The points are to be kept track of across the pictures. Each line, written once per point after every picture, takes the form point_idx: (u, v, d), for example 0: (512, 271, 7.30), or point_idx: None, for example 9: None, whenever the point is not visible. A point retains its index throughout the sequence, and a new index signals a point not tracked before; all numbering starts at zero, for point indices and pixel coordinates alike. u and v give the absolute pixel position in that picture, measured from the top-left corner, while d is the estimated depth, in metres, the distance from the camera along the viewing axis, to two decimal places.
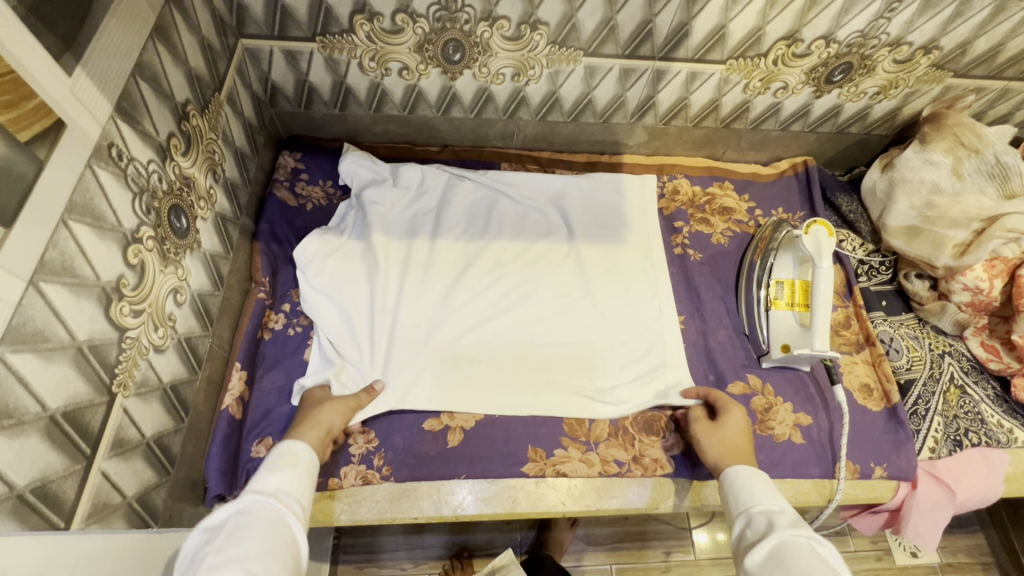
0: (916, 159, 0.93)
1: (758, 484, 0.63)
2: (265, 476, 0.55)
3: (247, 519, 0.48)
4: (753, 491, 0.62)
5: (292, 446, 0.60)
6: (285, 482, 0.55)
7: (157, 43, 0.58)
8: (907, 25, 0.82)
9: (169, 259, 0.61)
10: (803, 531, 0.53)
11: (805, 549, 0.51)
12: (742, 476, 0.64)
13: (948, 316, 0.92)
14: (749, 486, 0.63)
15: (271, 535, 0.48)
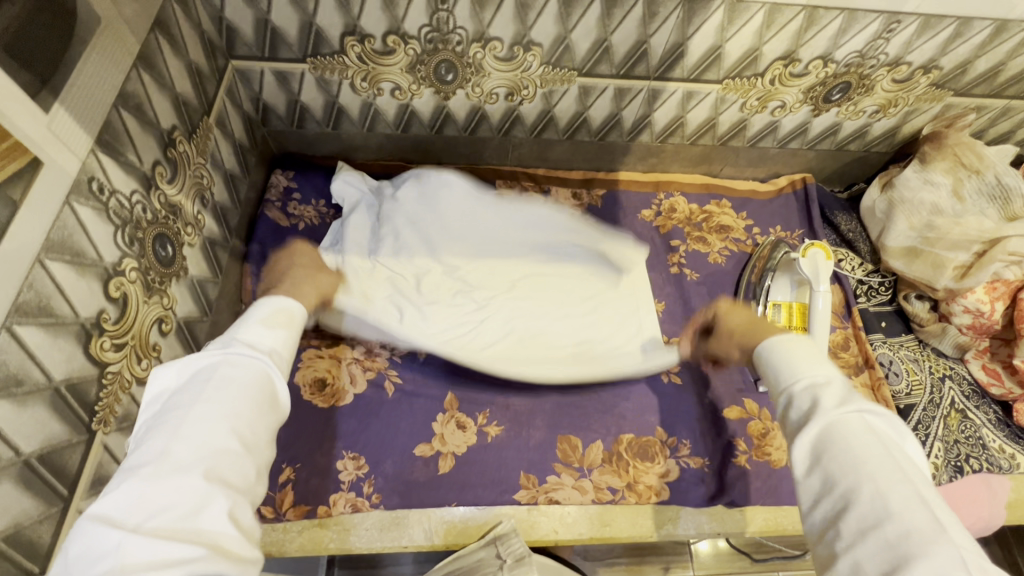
0: (915, 179, 0.91)
1: (796, 353, 0.55)
2: (235, 333, 0.50)
3: (204, 382, 0.45)
4: (791, 363, 0.54)
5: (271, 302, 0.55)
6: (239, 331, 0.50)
7: (142, 71, 0.57)
8: (906, 46, 0.80)
9: (154, 288, 0.60)
10: (848, 409, 0.48)
11: (851, 433, 0.47)
12: (779, 348, 0.56)
13: (949, 338, 0.91)
14: (783, 357, 0.55)
15: (239, 393, 0.45)
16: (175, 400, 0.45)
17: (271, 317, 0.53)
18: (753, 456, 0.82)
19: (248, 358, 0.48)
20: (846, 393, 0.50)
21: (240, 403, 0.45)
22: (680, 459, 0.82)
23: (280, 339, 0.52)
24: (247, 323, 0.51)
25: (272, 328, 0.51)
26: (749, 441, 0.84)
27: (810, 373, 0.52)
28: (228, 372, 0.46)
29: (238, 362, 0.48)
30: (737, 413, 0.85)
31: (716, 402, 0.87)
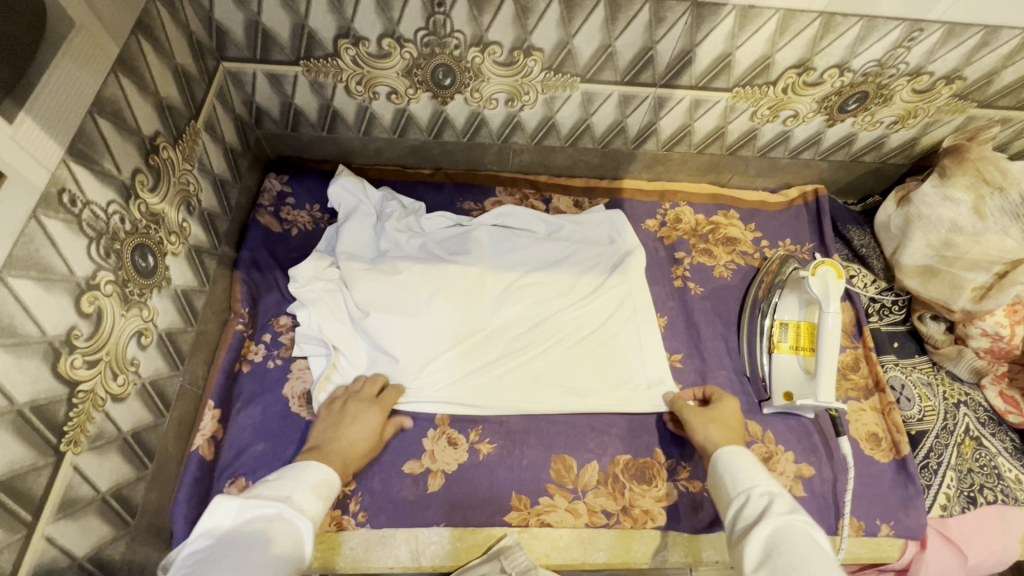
0: (934, 195, 0.86)
1: (750, 466, 0.62)
2: (299, 489, 0.56)
3: (261, 532, 0.50)
4: (749, 473, 0.60)
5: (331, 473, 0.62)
6: (294, 488, 0.56)
7: (121, 76, 0.55)
8: (928, 55, 0.76)
9: (132, 301, 0.58)
10: (801, 517, 0.52)
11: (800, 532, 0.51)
12: (735, 459, 0.63)
13: (965, 362, 0.86)
14: (737, 472, 0.61)
15: (289, 549, 0.50)
16: (230, 542, 0.49)
17: (318, 486, 0.59)
18: None
19: (297, 520, 0.53)
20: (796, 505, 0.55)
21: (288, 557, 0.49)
22: (677, 483, 0.79)
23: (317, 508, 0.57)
24: (303, 487, 0.57)
25: (318, 498, 0.58)
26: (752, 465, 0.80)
27: (763, 484, 0.58)
28: (281, 530, 0.51)
29: (288, 520, 0.52)
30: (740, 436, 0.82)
31: None
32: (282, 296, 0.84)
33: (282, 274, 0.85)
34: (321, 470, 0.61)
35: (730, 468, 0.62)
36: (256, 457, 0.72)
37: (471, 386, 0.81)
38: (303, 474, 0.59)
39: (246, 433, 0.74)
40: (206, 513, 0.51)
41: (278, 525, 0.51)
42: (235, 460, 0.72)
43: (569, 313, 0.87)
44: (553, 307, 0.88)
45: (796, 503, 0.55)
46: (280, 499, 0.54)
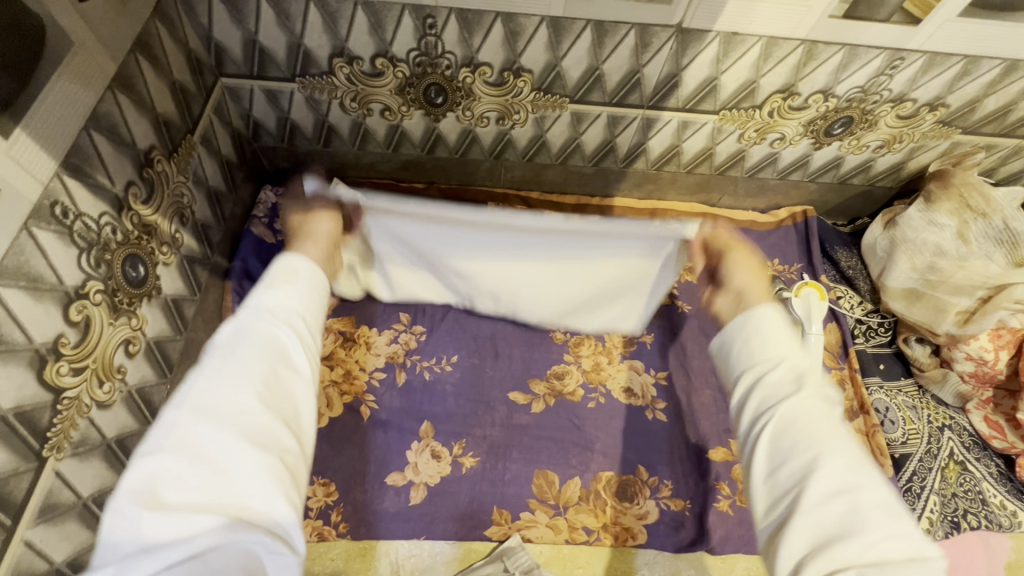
0: (919, 219, 0.87)
1: (767, 329, 0.54)
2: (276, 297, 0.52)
3: (217, 351, 0.46)
4: (766, 338, 0.53)
5: (290, 258, 0.55)
6: (250, 295, 0.50)
7: (118, 93, 0.57)
8: (910, 83, 0.78)
9: (121, 310, 0.60)
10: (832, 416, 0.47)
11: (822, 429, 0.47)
12: (745, 329, 0.55)
13: (951, 386, 0.87)
14: (772, 330, 0.54)
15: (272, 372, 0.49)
16: None
17: (283, 274, 0.52)
18: (737, 502, 0.79)
19: (256, 322, 0.48)
20: (828, 396, 0.50)
21: (257, 354, 0.45)
22: (659, 500, 0.79)
23: (289, 293, 0.51)
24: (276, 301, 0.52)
25: (279, 286, 0.51)
26: (734, 485, 0.81)
27: (789, 352, 0.52)
28: (239, 342, 0.46)
29: (255, 322, 0.48)
30: (723, 455, 0.83)
31: (702, 442, 0.84)
32: None
33: None
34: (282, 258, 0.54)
35: (755, 327, 0.55)
36: None
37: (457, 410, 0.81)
38: (266, 271, 0.53)
39: None
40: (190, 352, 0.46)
41: (234, 337, 0.47)
42: None
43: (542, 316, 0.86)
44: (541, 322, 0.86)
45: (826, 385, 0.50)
46: (244, 309, 0.49)
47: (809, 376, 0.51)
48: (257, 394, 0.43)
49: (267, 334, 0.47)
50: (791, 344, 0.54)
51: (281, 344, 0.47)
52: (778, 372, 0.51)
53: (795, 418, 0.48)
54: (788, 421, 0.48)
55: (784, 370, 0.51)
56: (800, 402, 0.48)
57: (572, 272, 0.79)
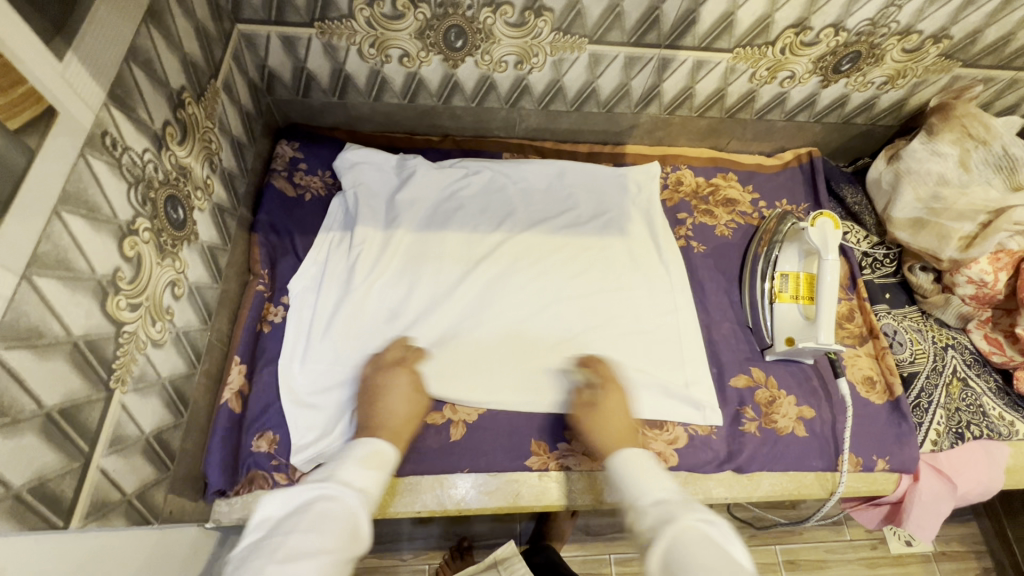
0: (922, 151, 0.91)
1: (635, 467, 0.68)
2: (355, 468, 0.64)
3: (303, 513, 0.57)
4: (637, 477, 0.68)
5: (381, 443, 0.69)
6: (347, 449, 0.67)
7: (151, 27, 0.56)
8: (918, 14, 0.80)
9: (167, 251, 0.60)
10: (693, 518, 0.59)
11: (704, 538, 0.57)
12: (615, 472, 0.69)
13: (952, 308, 0.92)
14: (635, 476, 0.67)
15: (336, 523, 0.57)
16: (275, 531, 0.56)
17: (369, 457, 0.66)
18: (760, 424, 0.83)
19: (340, 493, 0.60)
20: (685, 506, 0.62)
21: (333, 534, 0.56)
22: (689, 426, 0.83)
23: (371, 478, 0.65)
24: (348, 460, 0.65)
25: (367, 467, 0.65)
26: (757, 409, 0.85)
27: (653, 487, 0.65)
28: (320, 508, 0.58)
29: (339, 494, 0.60)
30: (744, 381, 0.87)
31: (723, 371, 0.88)
32: (298, 259, 0.88)
33: (299, 238, 0.88)
34: (369, 443, 0.68)
35: (618, 475, 0.69)
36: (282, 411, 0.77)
37: (453, 353, 0.84)
38: (356, 450, 0.68)
39: (272, 389, 0.78)
40: (258, 508, 0.59)
41: (319, 503, 0.58)
42: (262, 414, 0.76)
43: (560, 285, 0.92)
44: (563, 287, 0.92)
45: (682, 503, 0.62)
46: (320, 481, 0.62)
47: (671, 501, 0.63)
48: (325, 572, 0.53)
49: (344, 508, 0.59)
50: (654, 483, 0.66)
51: (352, 524, 0.58)
52: (644, 506, 0.63)
53: (674, 534, 0.58)
54: (671, 543, 0.58)
55: (651, 497, 0.64)
56: (681, 526, 0.59)
57: (593, 259, 0.95)
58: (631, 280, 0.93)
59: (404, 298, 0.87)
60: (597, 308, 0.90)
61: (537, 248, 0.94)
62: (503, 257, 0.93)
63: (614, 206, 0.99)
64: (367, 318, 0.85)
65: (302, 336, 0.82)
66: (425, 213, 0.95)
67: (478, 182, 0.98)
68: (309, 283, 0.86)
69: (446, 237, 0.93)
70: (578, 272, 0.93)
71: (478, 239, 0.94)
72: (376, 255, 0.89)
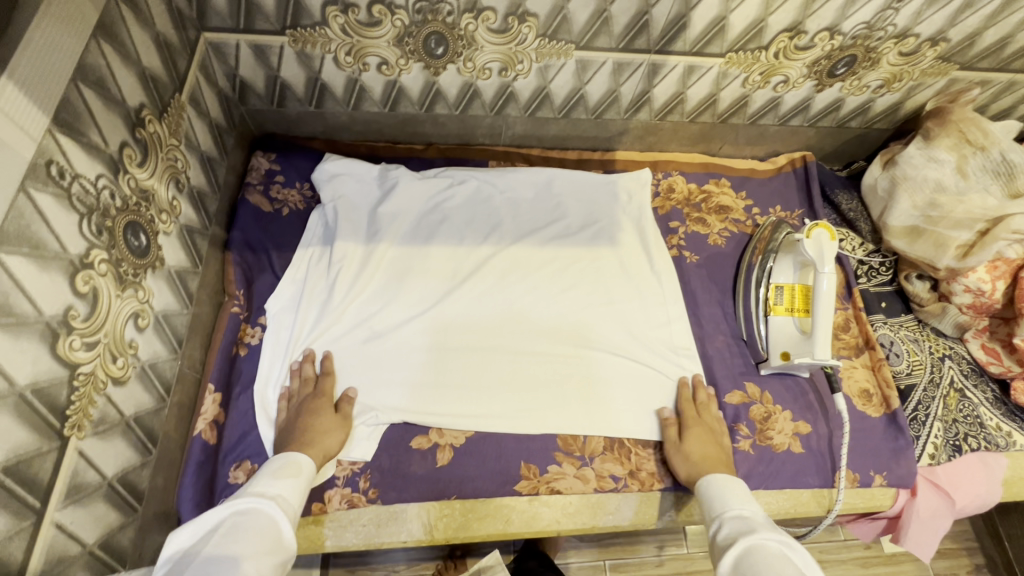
0: (920, 157, 0.89)
1: (729, 488, 0.68)
2: (269, 480, 0.61)
3: (215, 531, 0.53)
4: (726, 498, 0.67)
5: (296, 456, 0.66)
6: (265, 468, 0.64)
7: (102, 42, 0.52)
8: (915, 17, 0.77)
9: (127, 281, 0.56)
10: (772, 536, 0.58)
11: (773, 554, 0.56)
12: (710, 485, 0.69)
13: (949, 318, 0.89)
14: (722, 490, 0.68)
15: (256, 532, 0.54)
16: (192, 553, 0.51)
17: (282, 468, 0.64)
18: (755, 441, 0.81)
19: (257, 502, 0.57)
20: (773, 529, 0.60)
21: (260, 540, 0.53)
22: None
23: (289, 487, 0.62)
24: (262, 473, 0.62)
25: (280, 477, 0.62)
26: (752, 425, 0.83)
27: (747, 505, 0.65)
28: (234, 521, 0.55)
29: (255, 505, 0.57)
30: (739, 397, 0.84)
31: (717, 387, 0.86)
32: (276, 277, 0.84)
33: (276, 255, 0.85)
34: (281, 457, 0.66)
35: (712, 488, 0.69)
36: (260, 439, 0.73)
37: (441, 373, 0.81)
38: (270, 466, 0.65)
39: (249, 416, 0.75)
40: (166, 540, 0.52)
41: (235, 516, 0.55)
42: (239, 443, 0.72)
43: (548, 299, 0.89)
44: (549, 300, 0.89)
45: (770, 526, 0.61)
46: (235, 497, 0.58)
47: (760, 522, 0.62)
48: (255, 575, 0.50)
49: (266, 516, 0.56)
50: (748, 504, 0.65)
51: (276, 531, 0.56)
52: (732, 521, 0.63)
53: (747, 547, 0.57)
54: (745, 552, 0.57)
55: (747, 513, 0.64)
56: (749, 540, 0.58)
57: (584, 270, 0.92)
58: (623, 292, 0.91)
59: (385, 316, 0.84)
60: (584, 325, 0.88)
61: (526, 262, 0.91)
62: (490, 272, 0.90)
63: (604, 215, 0.97)
64: (347, 337, 0.82)
65: (278, 358, 0.79)
66: (408, 226, 0.91)
67: (463, 193, 0.95)
68: (287, 302, 0.82)
69: (430, 250, 0.90)
70: (568, 285, 0.91)
71: (463, 252, 0.91)
72: (357, 271, 0.86)
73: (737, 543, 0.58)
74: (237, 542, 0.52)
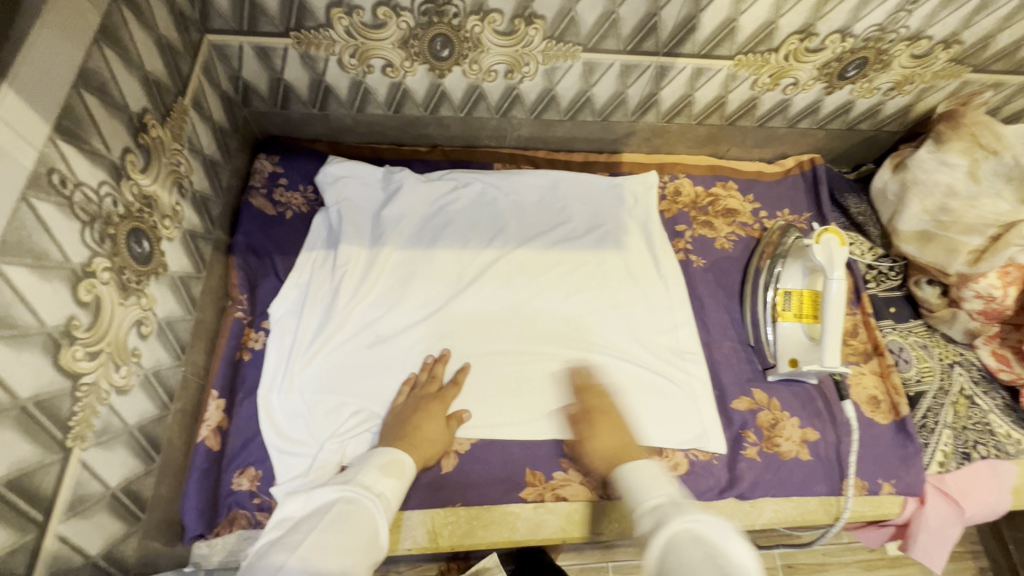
0: (930, 160, 0.87)
1: (645, 475, 0.63)
2: (378, 476, 0.64)
3: (323, 515, 0.57)
4: (643, 486, 0.62)
5: (398, 452, 0.68)
6: (370, 457, 0.67)
7: (104, 47, 0.51)
8: (929, 19, 0.76)
9: (130, 289, 0.55)
10: (688, 521, 0.54)
11: (694, 543, 0.51)
12: (631, 474, 0.64)
13: (959, 324, 0.88)
14: (641, 478, 0.63)
15: (351, 522, 0.57)
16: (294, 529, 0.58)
17: (386, 465, 0.66)
18: (762, 448, 0.81)
19: (358, 495, 0.60)
20: (681, 510, 0.56)
21: (351, 534, 0.55)
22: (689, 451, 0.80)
23: (393, 487, 0.64)
24: (370, 466, 0.65)
25: (387, 475, 0.64)
26: (759, 432, 0.82)
27: (664, 487, 0.61)
28: (341, 508, 0.58)
29: (349, 496, 0.60)
30: (746, 404, 0.84)
31: (724, 394, 0.85)
32: (280, 281, 0.84)
33: (280, 259, 0.84)
34: (388, 451, 0.68)
35: (643, 473, 0.64)
36: (265, 445, 0.73)
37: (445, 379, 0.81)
38: (378, 459, 0.67)
39: (254, 421, 0.74)
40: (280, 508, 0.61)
41: (340, 505, 0.58)
42: (243, 449, 0.72)
43: (552, 304, 0.88)
44: (554, 304, 0.88)
45: (682, 506, 0.56)
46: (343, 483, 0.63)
47: (677, 503, 0.57)
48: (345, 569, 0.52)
49: (360, 508, 0.59)
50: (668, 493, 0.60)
51: (371, 531, 0.58)
52: (655, 506, 0.58)
53: (670, 538, 0.53)
54: (676, 541, 0.52)
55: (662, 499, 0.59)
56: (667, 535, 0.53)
57: (589, 274, 0.91)
58: (627, 297, 0.90)
59: (388, 322, 0.84)
60: (585, 331, 0.87)
61: (531, 265, 0.91)
62: (495, 276, 0.89)
63: (610, 218, 0.96)
64: (351, 343, 0.81)
65: (282, 364, 0.78)
66: (413, 229, 0.91)
67: (468, 196, 0.94)
68: (291, 307, 0.82)
69: (434, 254, 0.89)
70: (574, 289, 0.90)
71: (468, 256, 0.90)
72: (361, 275, 0.85)
73: (658, 533, 0.54)
74: (324, 536, 0.55)
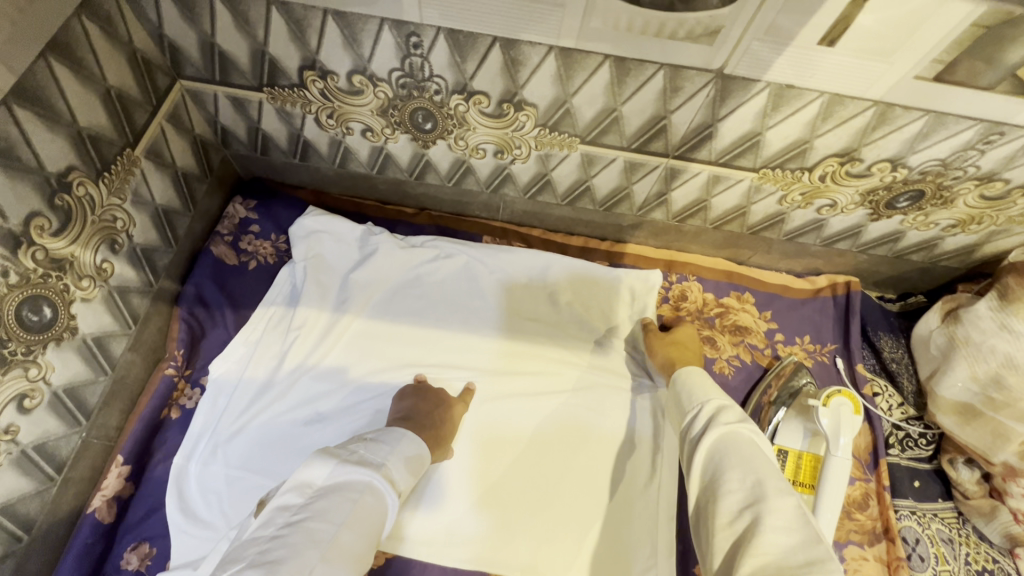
0: (989, 320, 0.71)
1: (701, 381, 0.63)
2: (400, 467, 0.57)
3: (353, 504, 0.50)
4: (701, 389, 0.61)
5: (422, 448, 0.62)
6: (392, 438, 0.59)
7: (17, 107, 0.48)
8: (1006, 161, 0.62)
9: (13, 362, 0.52)
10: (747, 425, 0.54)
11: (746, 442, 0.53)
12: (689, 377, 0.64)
13: (998, 523, 0.72)
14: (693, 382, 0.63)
15: (374, 525, 0.50)
16: (315, 501, 0.49)
17: (411, 459, 0.59)
18: None
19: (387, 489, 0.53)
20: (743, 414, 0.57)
21: (370, 534, 0.50)
22: None
23: (409, 478, 0.58)
24: (399, 453, 0.58)
25: (411, 472, 0.59)
26: None
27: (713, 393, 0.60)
28: (369, 501, 0.51)
29: (376, 483, 0.53)
30: None
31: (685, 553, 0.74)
32: (228, 334, 0.79)
33: (231, 312, 0.80)
34: (415, 443, 0.61)
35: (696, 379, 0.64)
36: (163, 522, 0.68)
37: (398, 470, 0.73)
38: (404, 442, 0.60)
39: (160, 491, 0.70)
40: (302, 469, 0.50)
41: (367, 497, 0.51)
42: (140, 523, 0.68)
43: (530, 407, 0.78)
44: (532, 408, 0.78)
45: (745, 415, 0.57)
46: (375, 466, 0.54)
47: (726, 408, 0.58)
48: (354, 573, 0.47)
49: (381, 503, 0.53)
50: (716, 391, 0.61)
51: (379, 529, 0.52)
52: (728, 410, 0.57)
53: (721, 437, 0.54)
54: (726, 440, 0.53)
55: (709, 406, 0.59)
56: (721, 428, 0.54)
57: (573, 378, 0.80)
58: (607, 421, 0.78)
59: (333, 399, 0.75)
60: (575, 432, 0.77)
61: (511, 359, 0.81)
62: (468, 365, 0.80)
63: (597, 316, 0.84)
64: (287, 418, 0.73)
65: (206, 431, 0.72)
66: (381, 296, 0.82)
67: (448, 267, 0.85)
68: (233, 365, 0.76)
69: (402, 329, 0.81)
70: (555, 396, 0.79)
71: (436, 336, 0.82)
72: (315, 342, 0.78)
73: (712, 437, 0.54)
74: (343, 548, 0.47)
